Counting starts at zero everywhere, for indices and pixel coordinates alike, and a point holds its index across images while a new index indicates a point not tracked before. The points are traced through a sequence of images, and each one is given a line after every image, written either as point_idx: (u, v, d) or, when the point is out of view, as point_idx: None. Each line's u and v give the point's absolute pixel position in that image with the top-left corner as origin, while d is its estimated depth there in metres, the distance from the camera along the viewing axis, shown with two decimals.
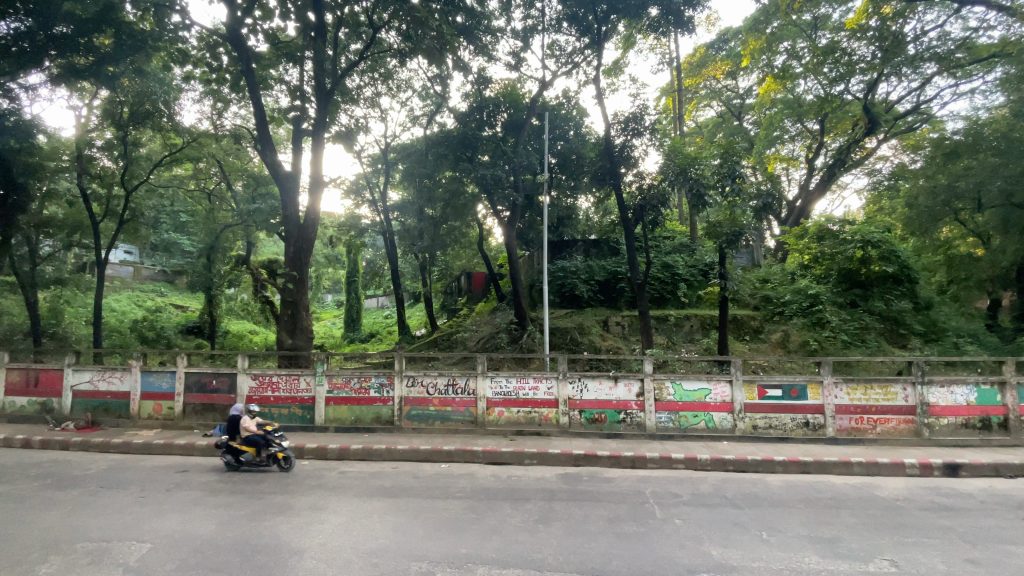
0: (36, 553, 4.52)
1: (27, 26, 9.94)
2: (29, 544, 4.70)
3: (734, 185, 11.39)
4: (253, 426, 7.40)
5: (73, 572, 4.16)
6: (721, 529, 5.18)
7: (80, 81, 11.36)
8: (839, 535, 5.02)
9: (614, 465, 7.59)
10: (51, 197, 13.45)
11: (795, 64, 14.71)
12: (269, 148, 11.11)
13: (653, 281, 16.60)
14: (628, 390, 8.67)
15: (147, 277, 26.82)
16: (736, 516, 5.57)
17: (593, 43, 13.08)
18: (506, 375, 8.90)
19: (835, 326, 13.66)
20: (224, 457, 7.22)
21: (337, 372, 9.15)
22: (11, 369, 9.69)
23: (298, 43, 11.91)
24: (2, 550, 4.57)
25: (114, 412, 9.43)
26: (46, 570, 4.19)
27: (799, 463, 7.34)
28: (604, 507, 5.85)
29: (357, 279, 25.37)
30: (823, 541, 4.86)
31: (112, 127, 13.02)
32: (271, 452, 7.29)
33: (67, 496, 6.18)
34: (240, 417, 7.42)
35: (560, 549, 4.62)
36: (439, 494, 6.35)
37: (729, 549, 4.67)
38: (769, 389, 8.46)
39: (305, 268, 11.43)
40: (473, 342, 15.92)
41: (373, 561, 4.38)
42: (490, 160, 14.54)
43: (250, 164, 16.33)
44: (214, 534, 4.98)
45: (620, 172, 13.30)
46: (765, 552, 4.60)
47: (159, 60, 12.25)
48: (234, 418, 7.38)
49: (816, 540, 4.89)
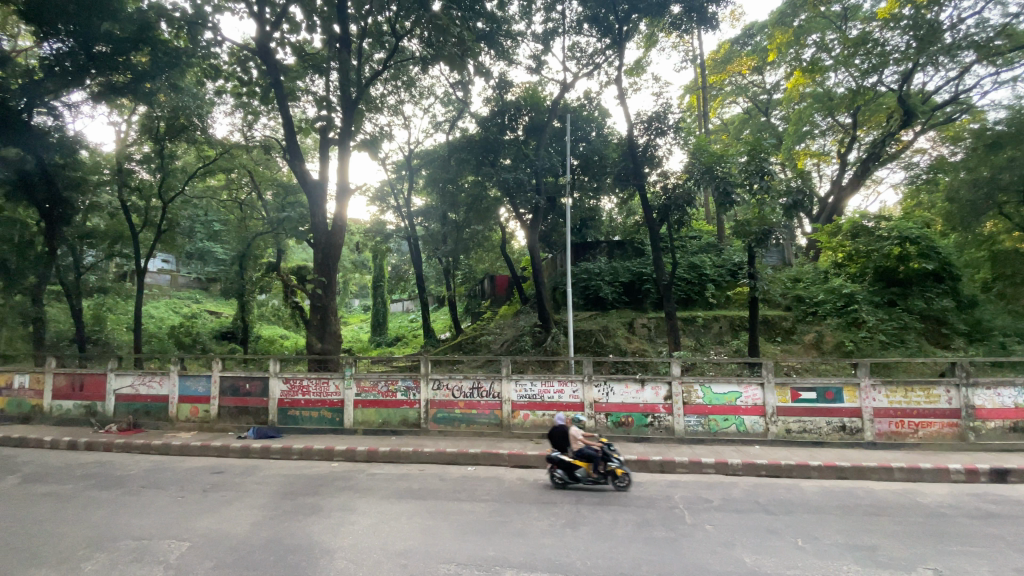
0: (84, 550, 4.74)
1: (68, 46, 10.54)
2: (78, 542, 4.93)
3: (762, 182, 11.13)
4: (585, 438, 6.76)
5: (117, 569, 4.35)
6: (753, 535, 5.05)
7: (119, 98, 11.87)
8: (878, 542, 4.83)
9: (641, 469, 7.48)
10: (94, 209, 14.05)
11: (825, 57, 14.24)
12: (297, 157, 11.37)
13: (680, 282, 16.33)
14: (655, 393, 8.54)
15: (184, 285, 27.82)
16: (770, 522, 5.42)
17: (614, 43, 12.97)
18: (530, 378, 8.88)
19: (873, 326, 13.22)
20: (556, 473, 6.65)
21: (365, 375, 9.32)
22: (58, 374, 10.16)
23: (324, 54, 12.26)
24: (53, 547, 4.80)
25: (153, 414, 9.82)
26: (92, 567, 4.37)
27: (836, 468, 7.10)
28: (633, 511, 5.78)
29: (383, 285, 25.68)
30: (861, 549, 4.68)
31: (148, 142, 13.55)
32: (608, 467, 6.63)
33: (111, 496, 6.45)
34: (569, 429, 6.80)
35: (587, 553, 4.59)
36: (466, 497, 6.38)
37: (762, 555, 4.55)
38: (802, 392, 8.22)
39: (333, 273, 11.68)
40: (497, 344, 15.94)
41: (402, 562, 4.43)
42: (513, 163, 14.58)
43: (279, 173, 16.81)
44: (248, 533, 5.13)
45: (643, 172, 13.18)
46: (801, 559, 4.47)
47: (193, 76, 12.75)
48: (563, 429, 6.77)
49: (854, 547, 4.72)
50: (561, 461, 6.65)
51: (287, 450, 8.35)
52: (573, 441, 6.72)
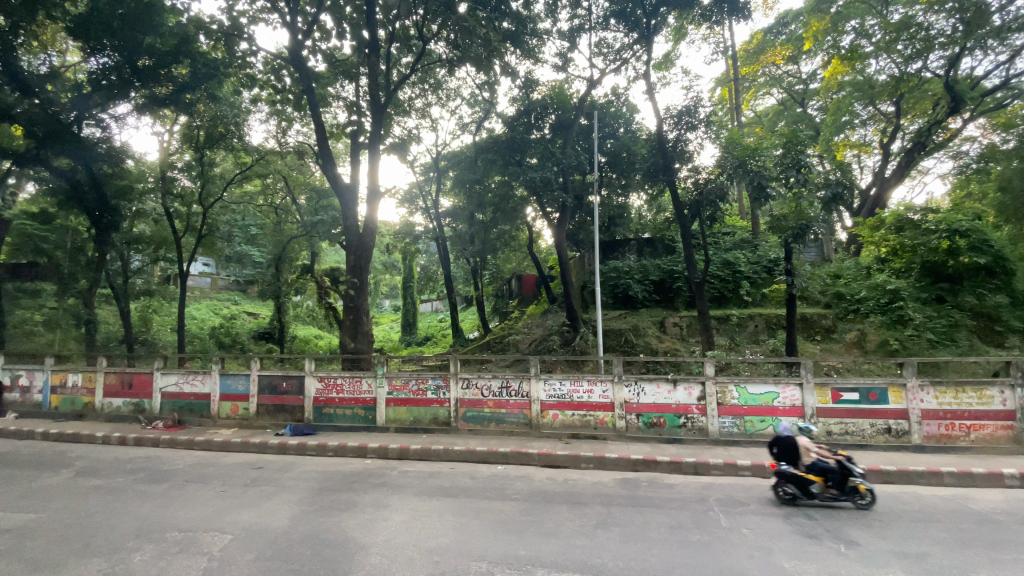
0: (134, 541, 4.98)
1: (112, 60, 11.15)
2: (129, 533, 5.19)
3: (799, 175, 10.72)
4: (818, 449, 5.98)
5: (164, 559, 4.55)
6: (792, 540, 4.88)
7: (161, 109, 12.45)
8: (928, 550, 4.61)
9: (674, 471, 7.34)
10: (140, 216, 14.71)
11: (865, 44, 13.60)
12: (329, 162, 11.61)
13: (713, 279, 15.95)
14: (688, 394, 8.36)
15: (224, 287, 28.89)
16: (810, 527, 5.23)
17: (642, 38, 12.75)
18: (559, 378, 8.83)
19: (919, 324, 12.59)
20: (784, 487, 5.92)
21: (396, 374, 9.47)
22: (108, 373, 10.70)
23: (353, 60, 12.51)
24: (106, 538, 5.06)
25: (197, 412, 10.24)
26: (142, 557, 4.60)
27: (881, 472, 6.79)
28: (666, 513, 5.68)
29: (413, 285, 26.03)
30: (909, 556, 4.47)
31: (189, 150, 14.10)
32: (849, 484, 5.78)
33: (158, 489, 6.76)
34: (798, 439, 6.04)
35: (619, 554, 4.54)
36: (497, 496, 6.40)
37: (803, 561, 4.40)
38: (844, 392, 7.89)
39: (365, 274, 11.92)
40: (525, 344, 15.92)
41: (433, 559, 4.48)
42: (539, 162, 14.49)
43: (312, 178, 17.26)
44: (287, 527, 5.29)
45: (674, 168, 12.93)
46: (844, 566, 4.30)
47: (231, 86, 13.24)
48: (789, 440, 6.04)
49: (900, 555, 4.50)
50: (791, 475, 5.90)
51: (322, 447, 8.56)
52: (804, 453, 5.98)
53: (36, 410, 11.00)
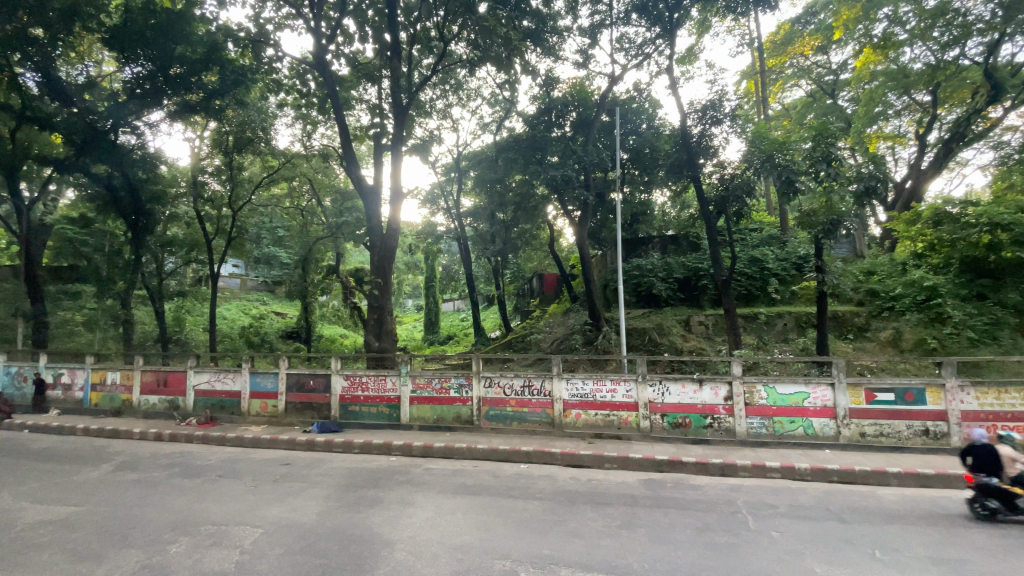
0: (170, 533, 5.16)
1: (146, 70, 11.64)
2: (165, 526, 5.38)
3: (830, 169, 10.35)
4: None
5: (199, 552, 4.71)
6: (824, 544, 4.75)
7: (193, 115, 12.91)
8: (971, 556, 4.42)
9: (700, 472, 7.23)
10: (173, 219, 15.34)
11: (898, 32, 13.11)
12: (353, 164, 11.77)
13: (740, 277, 15.61)
14: (714, 394, 8.21)
15: (253, 287, 29.67)
16: (843, 531, 5.08)
17: (664, 32, 12.57)
18: (582, 377, 8.78)
19: (959, 321, 12.11)
20: (984, 502, 5.16)
21: (420, 373, 9.58)
22: (145, 371, 11.10)
23: (376, 63, 12.67)
24: (144, 530, 5.27)
25: (228, 409, 10.55)
26: (177, 549, 4.76)
27: (917, 475, 6.57)
28: (692, 515, 5.59)
29: (435, 284, 26.24)
30: (950, 563, 4.30)
31: (219, 155, 14.52)
32: None
33: (192, 484, 6.99)
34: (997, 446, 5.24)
35: (644, 555, 4.49)
36: (520, 494, 6.41)
37: (836, 566, 4.28)
38: (878, 392, 7.64)
39: (389, 274, 12.07)
40: (547, 343, 15.87)
41: (458, 556, 4.52)
42: (560, 160, 14.40)
43: (337, 180, 17.60)
44: (315, 522, 5.40)
45: (698, 163, 12.71)
46: (880, 572, 4.15)
47: (258, 92, 13.57)
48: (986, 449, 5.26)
49: (940, 561, 4.33)
50: (993, 488, 5.13)
51: (348, 445, 8.71)
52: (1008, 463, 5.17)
53: (78, 406, 11.50)
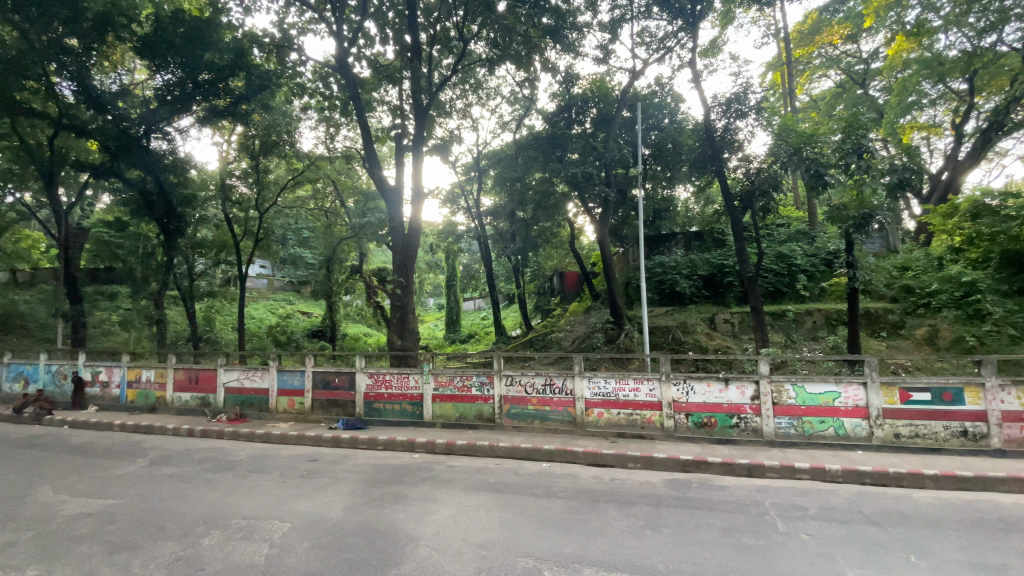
0: (203, 526, 5.33)
1: (177, 77, 12.07)
2: (198, 519, 5.56)
3: (861, 161, 10.03)
4: None
5: (230, 544, 4.85)
6: (857, 548, 4.61)
7: (220, 120, 13.29)
8: (1014, 563, 4.23)
9: (726, 472, 7.10)
10: (203, 222, 15.64)
11: (933, 18, 12.62)
12: (375, 165, 11.92)
13: (766, 273, 15.26)
14: (741, 393, 8.03)
15: (280, 287, 30.35)
16: (876, 535, 4.92)
17: (687, 25, 12.35)
18: (604, 376, 8.72)
19: (1000, 318, 11.48)
20: None
21: (442, 371, 9.66)
22: (177, 369, 11.47)
23: (397, 65, 12.81)
24: (179, 523, 5.45)
25: (257, 406, 10.82)
26: (210, 542, 4.91)
27: (956, 478, 6.33)
28: (718, 516, 5.50)
29: (456, 283, 26.40)
30: (991, 569, 4.13)
31: (246, 159, 14.88)
32: None
33: (223, 479, 7.20)
34: None
35: (669, 556, 4.44)
36: (543, 493, 6.41)
37: (869, 570, 4.15)
38: (913, 392, 7.37)
39: (411, 274, 12.18)
40: (568, 342, 15.81)
41: (481, 553, 4.54)
42: (581, 157, 14.30)
43: (359, 181, 17.88)
44: (341, 517, 5.51)
45: (723, 158, 12.46)
46: None
47: (283, 96, 13.82)
48: None
49: (982, 567, 4.16)
50: None
51: (372, 441, 8.84)
52: None
53: (115, 403, 11.96)
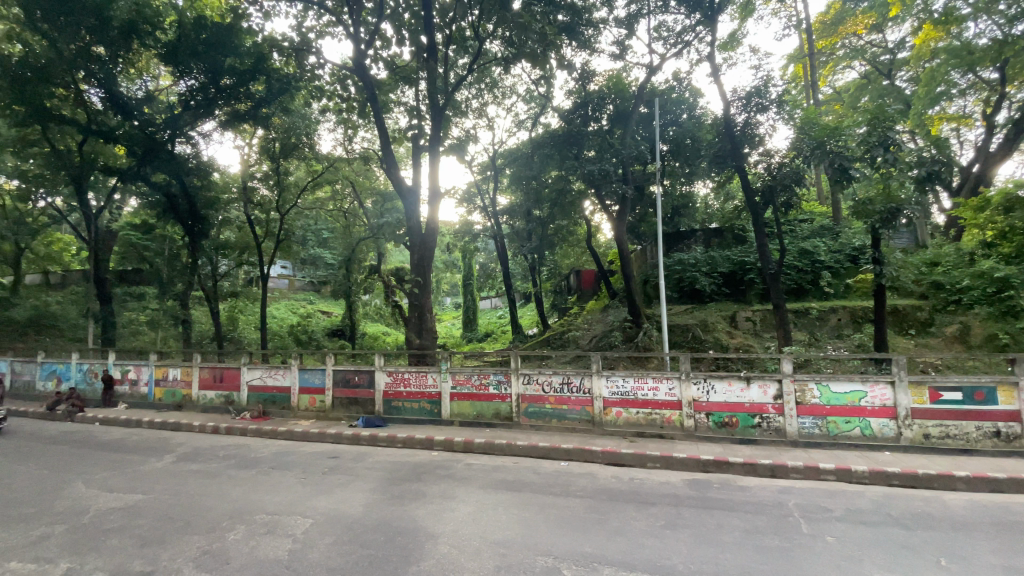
0: (228, 521, 5.45)
1: (199, 82, 12.35)
2: (224, 514, 5.69)
3: (888, 154, 9.74)
4: None
5: (255, 539, 4.95)
6: (885, 550, 4.49)
7: (242, 123, 13.57)
8: None
9: (748, 473, 6.98)
10: (226, 224, 15.97)
11: (961, 6, 12.20)
12: (392, 166, 12.01)
13: (789, 270, 14.95)
14: (763, 393, 7.89)
15: (300, 287, 30.86)
16: (905, 538, 4.79)
17: (705, 19, 12.16)
18: (623, 375, 8.65)
19: None
20: None
21: (460, 369, 9.71)
22: (202, 367, 11.75)
23: (413, 65, 12.90)
24: (205, 518, 5.58)
25: (279, 404, 11.02)
26: (235, 537, 5.02)
27: (988, 480, 6.13)
28: (740, 517, 5.42)
29: (473, 282, 26.50)
30: None
31: (267, 161, 15.16)
32: None
33: (247, 475, 7.36)
34: None
35: (690, 556, 4.39)
36: (561, 491, 6.40)
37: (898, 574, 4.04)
38: (943, 392, 7.15)
39: (428, 273, 12.26)
40: (586, 341, 15.74)
41: (501, 551, 4.55)
42: (597, 154, 14.18)
43: (377, 182, 18.07)
44: (362, 513, 5.58)
45: (742, 153, 12.23)
46: None
47: (302, 99, 14.00)
48: None
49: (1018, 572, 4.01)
50: None
51: (392, 439, 8.94)
52: None
53: (144, 401, 12.31)
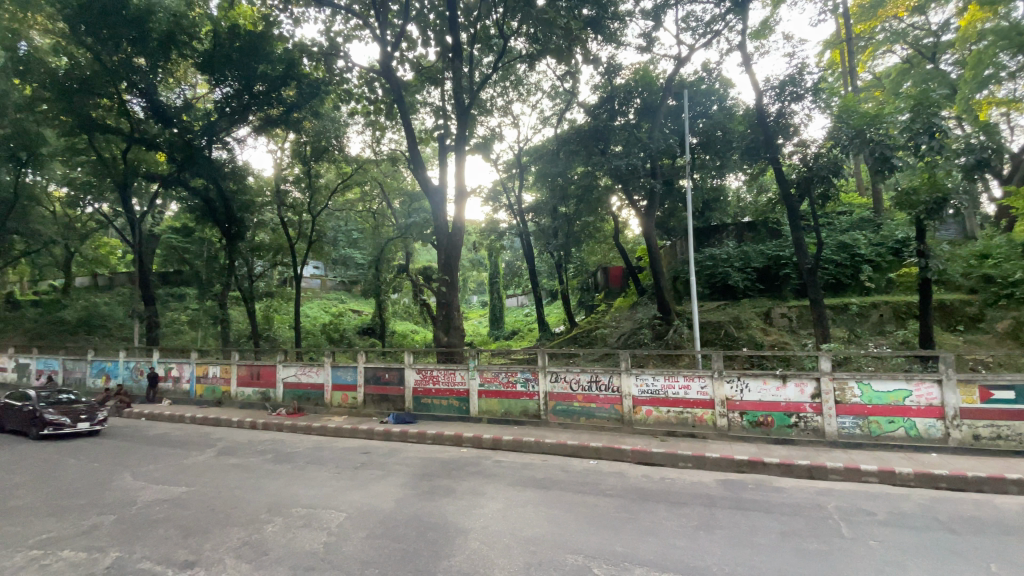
0: (266, 514, 5.64)
1: (234, 89, 12.78)
2: (262, 507, 5.88)
3: (933, 141, 9.26)
4: None
5: (291, 532, 5.10)
6: (933, 556, 4.30)
7: (274, 127, 13.96)
8: None
9: (784, 474, 6.79)
10: (260, 226, 16.49)
11: None
12: (419, 166, 12.13)
13: (827, 264, 14.44)
14: (800, 391, 7.65)
15: (332, 287, 31.53)
16: (955, 543, 4.57)
17: (735, 7, 11.84)
18: (652, 373, 8.52)
19: None
20: None
21: (488, 367, 9.76)
22: (240, 365, 12.17)
23: (438, 66, 13.02)
24: (244, 510, 5.78)
25: (313, 400, 11.31)
26: (273, 529, 5.19)
27: None
28: (776, 519, 5.27)
29: (500, 280, 26.58)
30: None
31: (298, 164, 15.56)
32: None
33: (284, 469, 7.59)
34: None
35: (723, 558, 4.30)
36: (590, 490, 6.36)
37: None
38: (995, 391, 6.79)
39: (455, 272, 12.35)
40: (615, 338, 15.57)
41: (530, 548, 4.56)
42: (624, 149, 13.96)
43: (404, 183, 18.30)
44: (393, 508, 5.68)
45: (776, 144, 11.85)
46: None
47: (330, 103, 14.28)
48: None
49: None
50: None
51: (422, 436, 9.07)
52: None
53: (186, 396, 12.84)
